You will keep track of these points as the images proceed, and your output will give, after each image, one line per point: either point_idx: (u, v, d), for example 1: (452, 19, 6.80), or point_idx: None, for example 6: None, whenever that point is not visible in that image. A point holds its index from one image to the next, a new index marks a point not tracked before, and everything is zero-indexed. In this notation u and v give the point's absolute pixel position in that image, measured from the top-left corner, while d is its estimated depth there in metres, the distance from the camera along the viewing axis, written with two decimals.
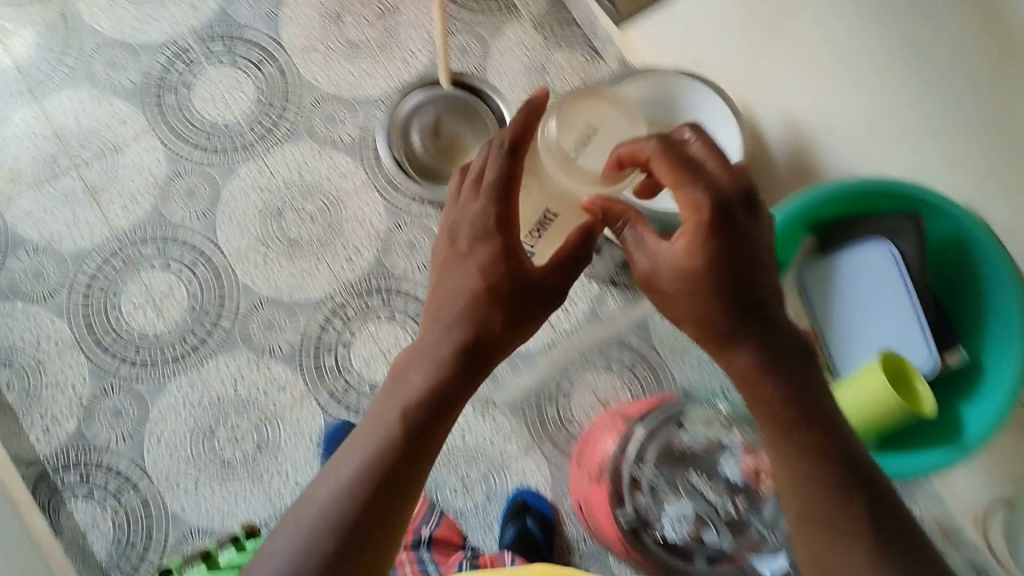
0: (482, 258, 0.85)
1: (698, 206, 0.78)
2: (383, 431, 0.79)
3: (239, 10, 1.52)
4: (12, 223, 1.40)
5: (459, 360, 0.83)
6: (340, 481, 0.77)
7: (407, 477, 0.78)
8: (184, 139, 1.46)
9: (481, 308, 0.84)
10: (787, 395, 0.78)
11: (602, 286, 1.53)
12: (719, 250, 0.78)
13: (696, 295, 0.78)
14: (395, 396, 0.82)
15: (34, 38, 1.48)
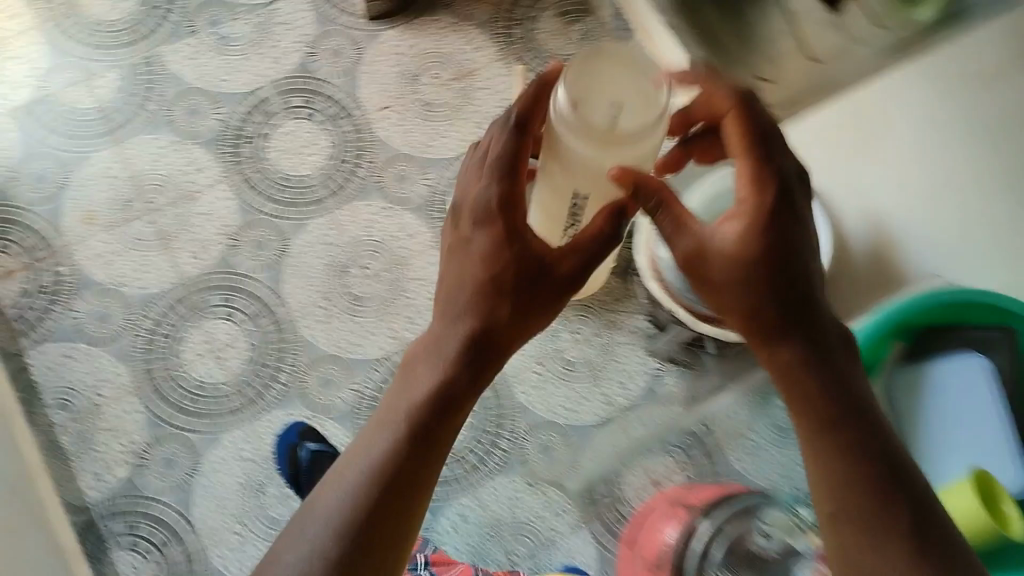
0: (489, 244, 0.83)
1: (759, 190, 0.81)
2: (399, 431, 0.80)
3: (319, 65, 1.52)
4: (83, 264, 1.44)
5: (470, 352, 0.83)
6: (350, 486, 0.77)
7: (418, 479, 0.78)
8: (257, 190, 1.47)
9: (493, 296, 0.82)
10: (827, 390, 0.80)
11: (660, 362, 1.45)
12: (775, 236, 0.80)
13: (748, 282, 0.80)
14: (412, 392, 0.83)
15: (117, 82, 1.52)
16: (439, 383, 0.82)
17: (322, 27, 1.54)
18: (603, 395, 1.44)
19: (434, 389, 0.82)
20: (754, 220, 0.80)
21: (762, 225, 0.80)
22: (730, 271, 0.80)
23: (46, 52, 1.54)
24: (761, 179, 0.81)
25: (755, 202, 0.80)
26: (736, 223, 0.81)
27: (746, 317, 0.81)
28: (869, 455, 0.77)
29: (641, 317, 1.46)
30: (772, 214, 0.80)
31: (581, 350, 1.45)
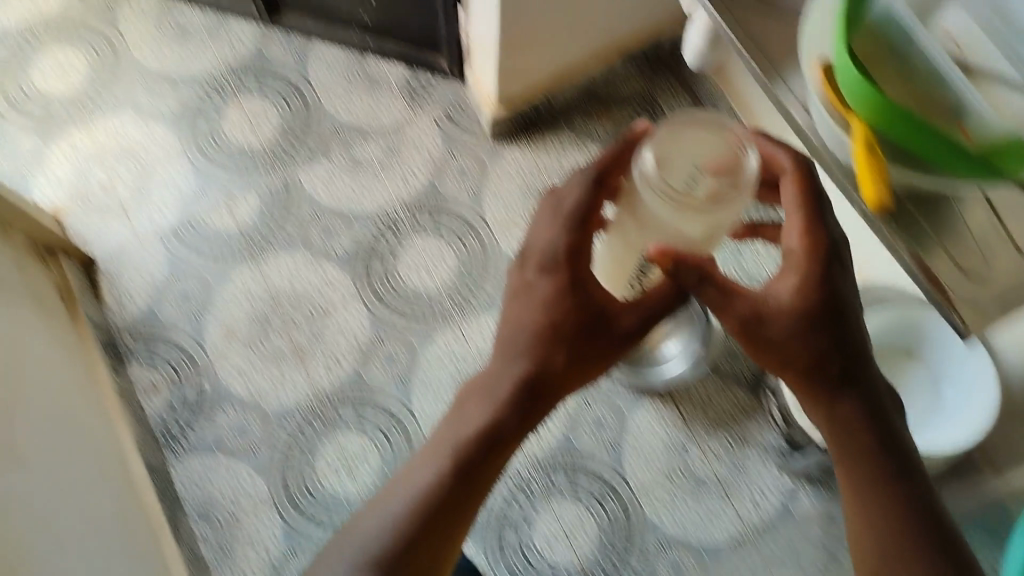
0: (552, 292, 0.95)
1: (808, 246, 0.90)
2: (462, 447, 0.95)
3: (446, 184, 1.58)
4: (223, 378, 1.50)
5: (528, 385, 0.96)
6: (421, 494, 0.93)
7: (471, 489, 0.95)
8: (388, 306, 1.53)
9: (552, 346, 0.94)
10: (863, 426, 0.95)
11: (795, 481, 1.35)
12: (827, 298, 0.90)
13: (800, 339, 0.90)
14: (473, 417, 0.97)
15: (256, 203, 1.61)
16: (495, 410, 0.96)
17: (449, 147, 1.60)
18: (736, 512, 1.35)
19: (492, 417, 0.96)
20: (808, 281, 0.89)
21: (813, 287, 0.89)
22: (787, 329, 0.90)
23: (190, 176, 1.64)
24: (812, 238, 0.91)
25: (808, 261, 0.90)
26: (792, 285, 0.90)
27: (796, 368, 0.93)
28: (894, 487, 0.95)
29: (773, 433, 1.38)
30: (822, 275, 0.89)
31: (709, 464, 1.37)
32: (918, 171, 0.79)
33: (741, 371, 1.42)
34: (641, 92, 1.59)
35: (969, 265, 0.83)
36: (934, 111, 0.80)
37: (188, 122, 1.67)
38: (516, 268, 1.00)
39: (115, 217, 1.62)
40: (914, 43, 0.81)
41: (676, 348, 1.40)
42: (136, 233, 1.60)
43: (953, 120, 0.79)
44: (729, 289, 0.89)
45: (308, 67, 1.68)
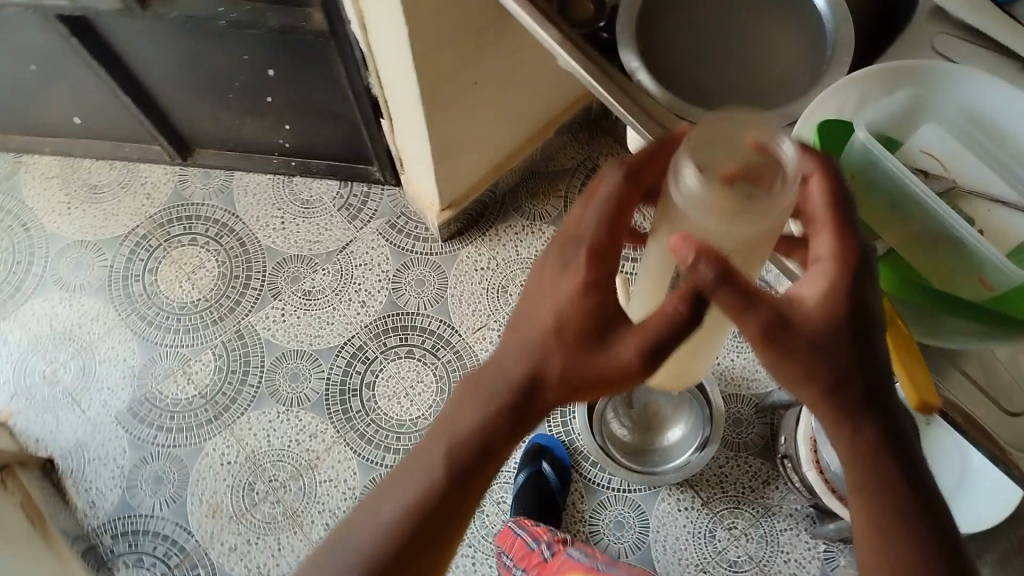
0: (564, 295, 0.61)
1: (858, 251, 0.56)
2: (418, 490, 0.68)
3: (406, 299, 1.49)
4: (217, 560, 1.35)
5: (511, 422, 0.66)
6: (368, 544, 0.69)
7: (429, 548, 0.69)
8: (375, 444, 1.41)
9: (535, 371, 0.63)
10: (914, 506, 0.60)
11: (831, 544, 1.28)
12: (875, 330, 0.56)
13: (830, 383, 0.57)
14: (435, 449, 0.68)
15: (213, 361, 1.48)
16: (457, 449, 0.67)
17: (401, 261, 1.52)
18: None
19: (452, 462, 0.67)
20: (849, 308, 0.55)
21: (858, 310, 0.55)
22: (811, 362, 0.56)
23: (136, 345, 1.50)
24: (856, 239, 0.56)
25: (855, 273, 0.55)
26: (832, 296, 0.55)
27: (828, 413, 0.58)
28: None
29: (798, 498, 1.32)
30: (870, 301, 0.56)
31: (741, 544, 1.30)
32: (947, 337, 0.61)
33: (747, 437, 1.36)
34: (581, 161, 1.56)
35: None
36: (944, 253, 0.60)
37: (121, 288, 1.54)
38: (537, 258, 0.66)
39: (67, 409, 1.45)
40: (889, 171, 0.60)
41: (683, 431, 1.33)
42: (92, 422, 1.45)
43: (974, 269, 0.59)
44: (741, 304, 0.53)
45: (235, 203, 1.58)
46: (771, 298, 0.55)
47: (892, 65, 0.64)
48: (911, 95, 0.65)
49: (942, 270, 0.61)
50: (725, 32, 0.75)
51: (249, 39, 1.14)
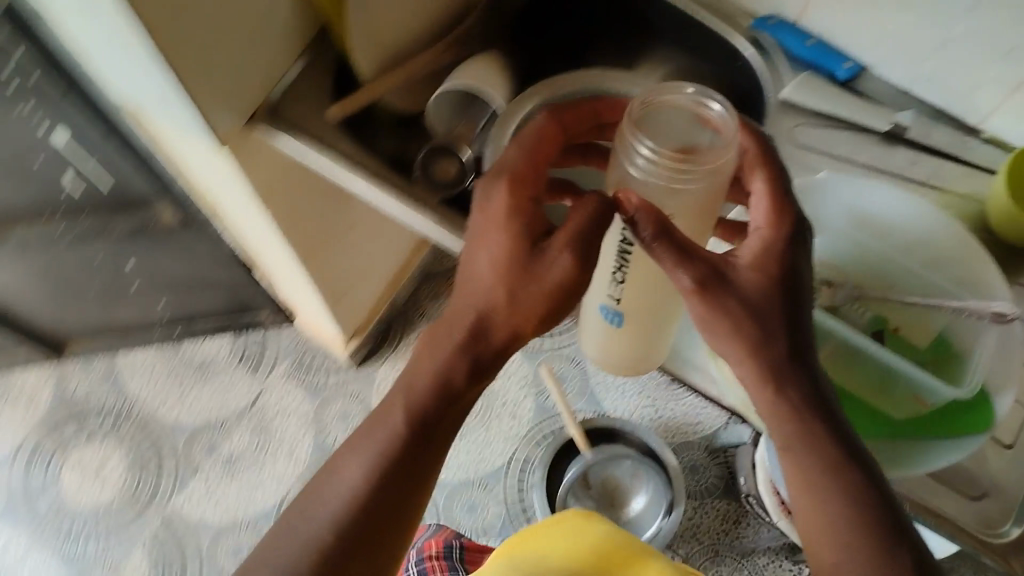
0: (500, 228, 0.58)
1: (776, 224, 0.59)
2: (372, 450, 0.62)
3: (335, 439, 1.42)
4: None
5: (466, 372, 0.61)
6: (314, 520, 0.62)
7: (380, 528, 0.62)
8: None
9: (489, 301, 0.59)
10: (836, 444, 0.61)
11: None
12: (793, 292, 0.60)
13: (761, 335, 0.59)
14: (392, 405, 0.62)
15: (144, 560, 1.35)
16: (415, 402, 0.61)
17: (317, 400, 1.45)
18: None
19: (411, 418, 0.62)
20: (771, 269, 0.59)
21: (776, 272, 0.59)
22: (726, 315, 0.58)
23: (57, 567, 1.36)
24: (784, 211, 0.61)
25: (776, 245, 0.59)
26: (759, 257, 0.59)
27: (751, 360, 0.60)
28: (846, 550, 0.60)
29: (774, 533, 1.32)
30: (791, 267, 0.59)
31: None
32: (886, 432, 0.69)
33: (708, 484, 1.36)
34: None
35: (973, 491, 0.69)
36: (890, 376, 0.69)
37: (25, 508, 1.40)
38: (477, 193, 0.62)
39: None
40: None
41: (643, 501, 1.30)
42: None
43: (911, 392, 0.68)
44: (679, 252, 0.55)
45: (124, 385, 1.49)
46: (699, 251, 0.57)
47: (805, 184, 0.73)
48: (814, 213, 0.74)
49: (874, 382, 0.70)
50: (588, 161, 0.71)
51: (102, 239, 1.05)
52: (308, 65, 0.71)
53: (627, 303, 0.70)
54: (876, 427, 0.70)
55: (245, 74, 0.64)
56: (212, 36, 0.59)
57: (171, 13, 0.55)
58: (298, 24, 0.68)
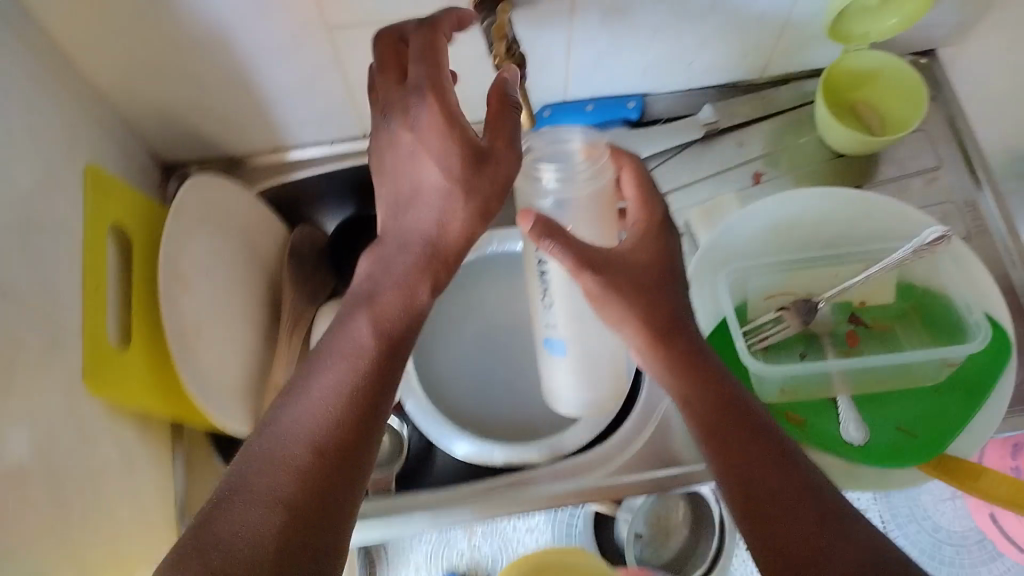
0: (428, 141, 0.45)
1: (652, 212, 0.50)
2: (341, 371, 0.44)
3: None
4: None
5: (417, 293, 0.47)
6: (268, 461, 0.41)
7: (350, 481, 0.42)
8: None
9: (438, 211, 0.47)
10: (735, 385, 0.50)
11: None
12: (676, 273, 0.50)
13: (653, 305, 0.49)
14: (355, 320, 0.46)
15: None
16: (386, 326, 0.46)
17: None
18: None
19: (384, 340, 0.46)
20: (653, 260, 0.49)
21: (663, 256, 0.50)
22: (619, 297, 0.48)
23: None
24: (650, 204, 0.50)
25: (655, 234, 0.50)
26: (640, 244, 0.49)
27: (648, 324, 0.49)
28: (777, 491, 0.45)
29: None
30: (672, 250, 0.50)
31: None
32: (949, 426, 0.53)
33: None
34: None
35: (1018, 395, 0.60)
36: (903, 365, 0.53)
37: None
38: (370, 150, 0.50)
39: None
40: (768, 376, 0.53)
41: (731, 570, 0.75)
42: None
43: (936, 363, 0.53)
44: (579, 255, 0.45)
45: None
46: (598, 251, 0.47)
47: (704, 250, 0.60)
48: (713, 255, 0.60)
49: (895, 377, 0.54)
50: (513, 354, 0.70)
51: None
52: (188, 460, 0.62)
53: (588, 331, 0.54)
54: (931, 417, 0.54)
55: (148, 534, 0.54)
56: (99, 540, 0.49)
57: (59, 564, 0.44)
58: (154, 440, 0.58)
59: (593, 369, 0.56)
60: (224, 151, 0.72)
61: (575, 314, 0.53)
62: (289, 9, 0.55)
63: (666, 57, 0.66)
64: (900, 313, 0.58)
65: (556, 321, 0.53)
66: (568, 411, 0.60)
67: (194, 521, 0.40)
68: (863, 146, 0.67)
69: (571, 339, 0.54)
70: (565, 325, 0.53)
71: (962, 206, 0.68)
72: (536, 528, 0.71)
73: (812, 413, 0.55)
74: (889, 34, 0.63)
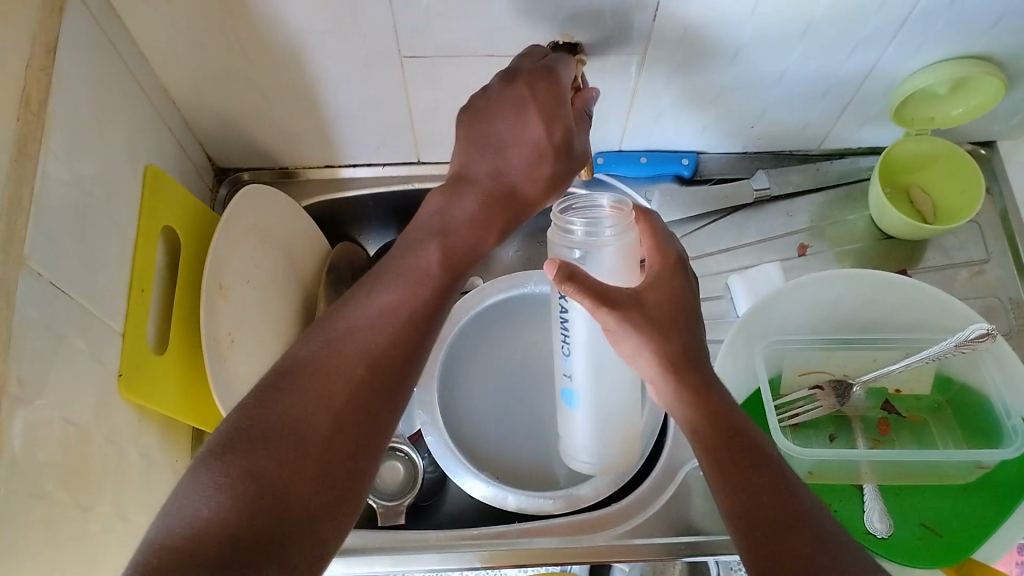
0: (538, 109, 0.51)
1: (666, 254, 0.49)
2: (405, 291, 0.47)
3: None
4: None
5: (487, 231, 0.53)
6: (316, 365, 0.42)
7: (394, 396, 0.44)
8: None
9: (522, 167, 0.53)
10: (741, 418, 0.47)
11: None
12: (692, 311, 0.49)
13: (667, 338, 0.47)
14: (427, 244, 0.50)
15: None
16: (453, 255, 0.50)
17: None
18: None
19: (449, 269, 0.50)
20: (670, 300, 0.48)
21: (677, 295, 0.48)
22: (634, 332, 0.46)
23: None
24: (664, 249, 0.49)
25: (669, 275, 0.49)
26: (654, 283, 0.48)
27: (660, 358, 0.47)
28: (777, 511, 0.41)
29: None
30: (687, 285, 0.49)
31: None
32: (978, 529, 0.53)
33: None
34: None
35: None
36: (933, 465, 0.51)
37: None
38: (459, 102, 0.54)
39: None
40: (798, 460, 0.52)
41: None
42: None
43: (970, 464, 0.51)
44: (598, 294, 0.45)
45: None
46: (616, 289, 0.46)
47: (742, 321, 0.59)
48: (744, 331, 0.59)
49: (923, 472, 0.52)
50: (536, 394, 0.71)
51: None
52: None
53: (607, 387, 0.54)
54: (959, 516, 0.53)
55: None
56: (111, 544, 0.49)
57: (69, 569, 0.44)
58: (175, 444, 0.58)
59: (602, 417, 0.56)
60: (277, 163, 0.73)
61: (593, 363, 0.52)
62: (364, 36, 0.56)
63: (725, 120, 0.67)
64: (934, 406, 0.58)
65: (574, 370, 0.53)
66: (582, 467, 0.60)
67: (235, 415, 0.40)
68: (914, 231, 0.67)
69: (583, 388, 0.54)
70: (581, 374, 0.53)
71: (1007, 303, 0.67)
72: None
73: (839, 501, 0.55)
74: (954, 121, 0.64)
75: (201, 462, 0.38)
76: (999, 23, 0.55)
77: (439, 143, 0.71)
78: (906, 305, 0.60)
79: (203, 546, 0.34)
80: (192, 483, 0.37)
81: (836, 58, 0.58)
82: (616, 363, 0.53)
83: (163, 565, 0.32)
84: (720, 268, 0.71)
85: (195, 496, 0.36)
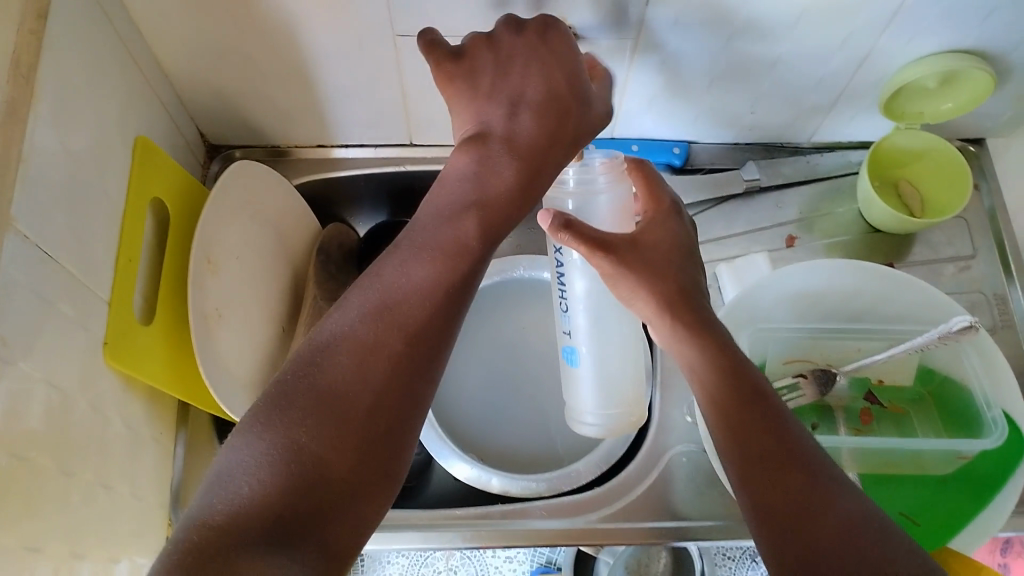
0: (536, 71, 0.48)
1: (659, 200, 0.51)
2: (442, 264, 0.44)
3: None
4: None
5: (525, 203, 0.47)
6: (348, 353, 0.41)
7: (426, 377, 0.43)
8: None
9: (541, 120, 0.47)
10: (743, 358, 0.47)
11: None
12: (682, 273, 0.49)
13: (662, 277, 0.48)
14: (463, 213, 0.45)
15: None
16: (493, 224, 0.45)
17: None
18: None
19: (488, 242, 0.45)
20: (666, 242, 0.50)
21: (670, 240, 0.50)
22: (627, 273, 0.47)
23: None
24: (658, 201, 0.51)
25: (662, 221, 0.51)
26: (650, 234, 0.50)
27: (657, 297, 0.47)
28: (774, 453, 0.43)
29: None
30: (681, 233, 0.51)
31: None
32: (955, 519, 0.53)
33: None
34: None
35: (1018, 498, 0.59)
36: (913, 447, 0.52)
37: None
38: (428, 39, 0.48)
39: None
40: None
41: None
42: None
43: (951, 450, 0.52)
44: (593, 241, 0.46)
45: None
46: (611, 234, 0.48)
47: (730, 306, 0.59)
48: (733, 309, 0.60)
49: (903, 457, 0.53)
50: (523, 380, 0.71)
51: None
52: (189, 444, 0.62)
53: (603, 350, 0.54)
54: (936, 505, 0.54)
55: (138, 509, 0.54)
56: (92, 510, 0.48)
57: (50, 532, 0.44)
58: (158, 416, 0.58)
59: (611, 366, 0.55)
60: (269, 141, 0.73)
61: (593, 316, 0.54)
62: (358, 15, 0.56)
63: (717, 109, 0.67)
64: (916, 397, 0.59)
65: (573, 327, 0.55)
66: (589, 432, 0.56)
67: (269, 397, 0.40)
68: (906, 224, 0.67)
69: (580, 344, 0.55)
70: (585, 327, 0.54)
71: (991, 298, 0.68)
72: (516, 558, 0.67)
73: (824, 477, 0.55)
74: (943, 117, 0.65)
75: (237, 445, 0.38)
76: (990, 17, 0.55)
77: (431, 125, 0.71)
78: (889, 296, 0.61)
79: (247, 525, 0.36)
80: (229, 467, 0.38)
81: (830, 48, 0.58)
82: (612, 319, 0.54)
83: (204, 547, 0.35)
84: (708, 258, 0.71)
85: (234, 479, 0.37)
